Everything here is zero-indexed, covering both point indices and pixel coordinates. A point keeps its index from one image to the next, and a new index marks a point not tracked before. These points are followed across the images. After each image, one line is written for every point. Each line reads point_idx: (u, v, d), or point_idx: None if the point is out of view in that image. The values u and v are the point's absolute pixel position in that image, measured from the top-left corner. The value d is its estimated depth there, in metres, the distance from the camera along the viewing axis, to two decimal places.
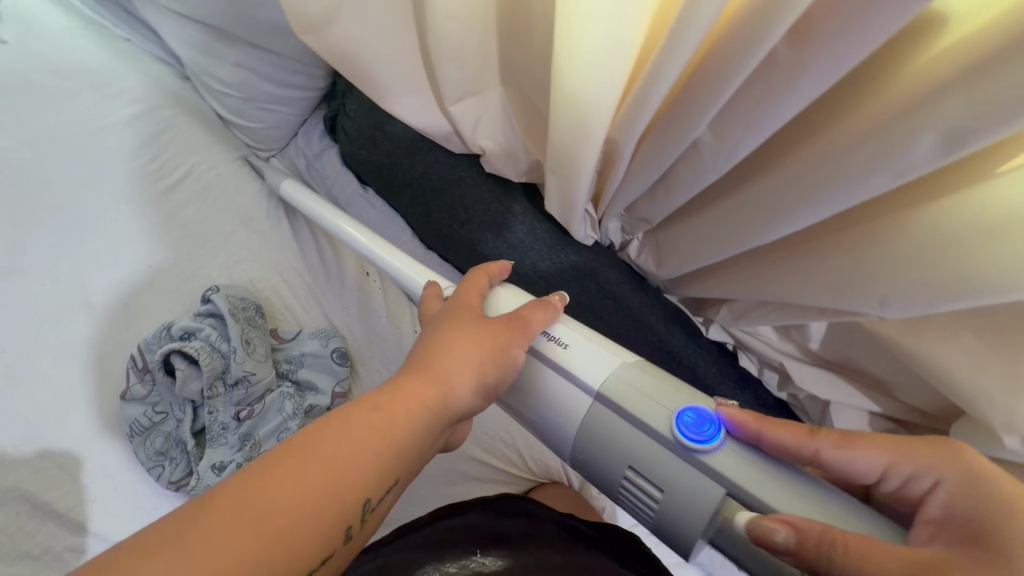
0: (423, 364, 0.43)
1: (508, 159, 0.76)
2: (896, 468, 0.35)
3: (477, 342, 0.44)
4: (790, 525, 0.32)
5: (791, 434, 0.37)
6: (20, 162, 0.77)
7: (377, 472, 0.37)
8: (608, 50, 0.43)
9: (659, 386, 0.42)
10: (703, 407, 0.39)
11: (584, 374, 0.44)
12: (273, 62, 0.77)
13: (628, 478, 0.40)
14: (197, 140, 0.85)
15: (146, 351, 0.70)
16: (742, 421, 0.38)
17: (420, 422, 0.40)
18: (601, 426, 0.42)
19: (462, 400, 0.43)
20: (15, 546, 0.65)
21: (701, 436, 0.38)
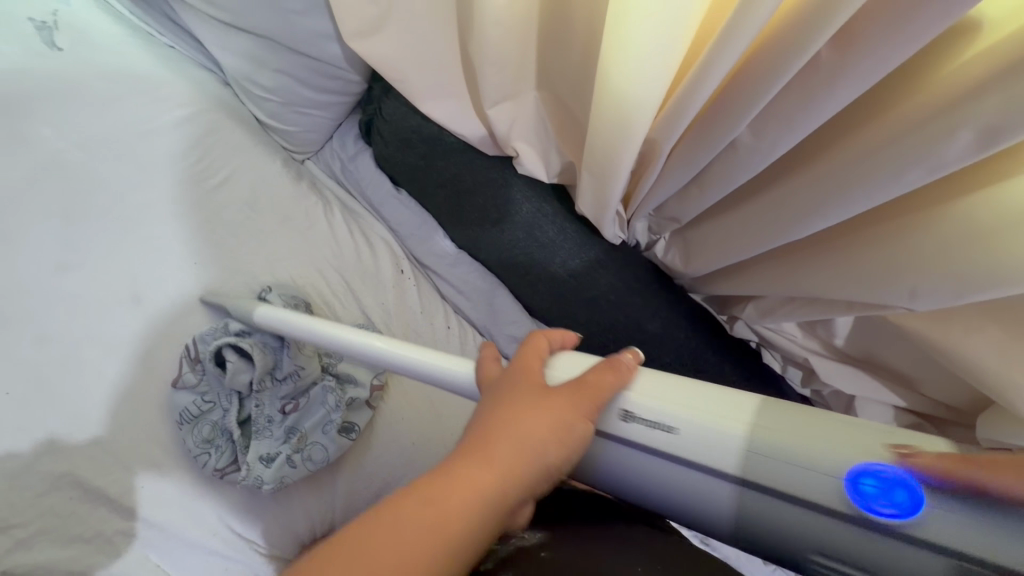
0: (482, 442, 0.41)
1: (539, 158, 0.78)
2: None
3: (540, 417, 0.42)
4: None
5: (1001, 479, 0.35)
6: (72, 162, 0.80)
7: (444, 562, 0.37)
8: (655, 53, 0.46)
9: (807, 439, 0.39)
10: (882, 466, 0.37)
11: (709, 451, 0.41)
12: (314, 68, 0.81)
13: (817, 561, 0.39)
14: (239, 142, 0.89)
15: (200, 342, 0.73)
16: (931, 469, 0.36)
17: (475, 515, 0.38)
18: (754, 509, 0.40)
19: (528, 480, 0.41)
20: (68, 529, 0.69)
21: (894, 506, 0.36)
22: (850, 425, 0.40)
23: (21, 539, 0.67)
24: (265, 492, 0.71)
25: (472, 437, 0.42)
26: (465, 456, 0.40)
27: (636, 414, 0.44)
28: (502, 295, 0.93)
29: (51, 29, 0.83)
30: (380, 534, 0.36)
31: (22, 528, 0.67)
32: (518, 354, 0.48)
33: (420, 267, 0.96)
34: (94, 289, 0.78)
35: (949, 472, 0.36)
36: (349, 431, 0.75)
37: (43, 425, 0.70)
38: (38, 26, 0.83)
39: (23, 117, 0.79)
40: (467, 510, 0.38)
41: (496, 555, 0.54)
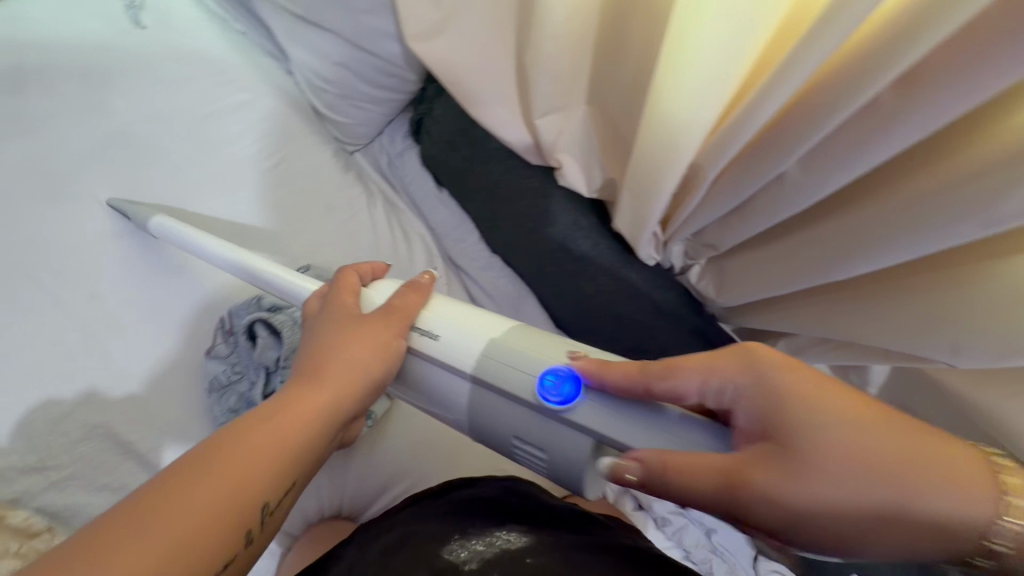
0: (310, 375, 0.50)
1: (582, 171, 0.78)
2: (686, 385, 0.40)
3: (362, 341, 0.51)
4: (638, 461, 0.39)
5: (614, 374, 0.43)
6: (142, 135, 0.86)
7: (279, 472, 0.44)
8: (711, 79, 0.46)
9: (532, 341, 0.49)
10: (558, 367, 0.47)
11: (456, 356, 0.51)
12: (372, 64, 0.85)
13: (517, 443, 0.49)
14: (294, 129, 0.93)
15: (234, 316, 0.77)
16: (588, 373, 0.44)
17: (312, 426, 0.47)
18: (482, 405, 0.50)
19: (347, 405, 0.50)
20: (96, 477, 0.73)
21: (562, 396, 0.45)
22: (564, 342, 0.50)
23: (54, 481, 0.71)
24: None
25: (301, 374, 0.50)
26: (303, 383, 0.49)
27: (425, 329, 0.53)
28: (529, 303, 0.95)
29: (138, 8, 0.89)
30: (220, 461, 0.41)
31: (57, 470, 0.72)
32: (328, 293, 0.57)
33: (453, 266, 0.97)
34: (147, 256, 0.83)
35: (597, 377, 0.44)
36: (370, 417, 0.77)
37: (87, 375, 0.75)
38: (126, 5, 0.89)
39: (103, 89, 0.85)
40: (298, 435, 0.46)
41: (481, 555, 0.56)
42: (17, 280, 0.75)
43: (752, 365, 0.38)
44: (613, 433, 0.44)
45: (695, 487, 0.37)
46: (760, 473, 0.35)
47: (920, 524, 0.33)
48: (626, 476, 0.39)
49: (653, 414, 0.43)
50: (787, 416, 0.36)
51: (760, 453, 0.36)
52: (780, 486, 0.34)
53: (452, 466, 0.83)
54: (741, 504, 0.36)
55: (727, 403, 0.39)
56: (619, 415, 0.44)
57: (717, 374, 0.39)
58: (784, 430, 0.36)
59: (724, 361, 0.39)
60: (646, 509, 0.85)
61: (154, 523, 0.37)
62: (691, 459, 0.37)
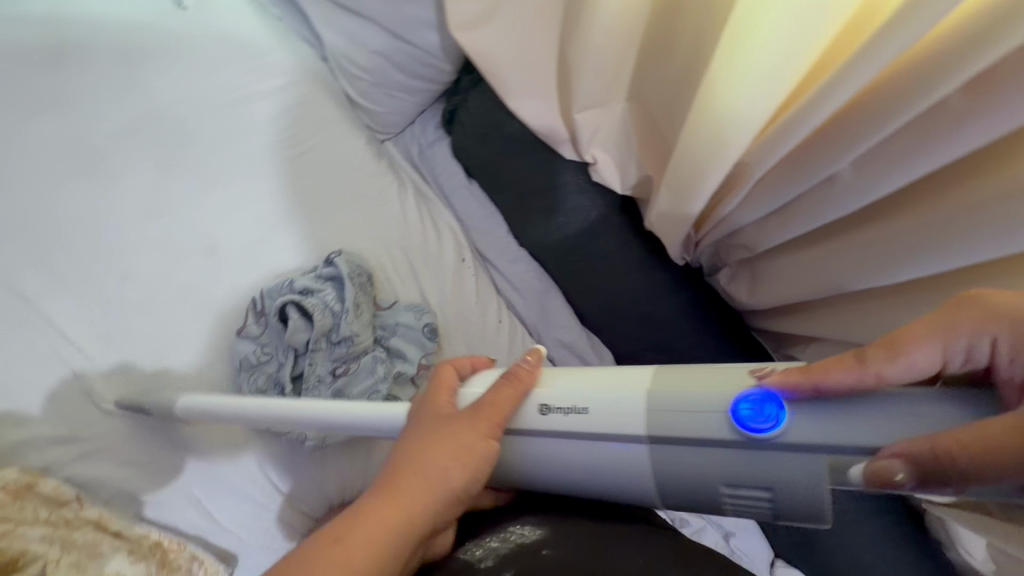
0: (383, 488, 0.44)
1: (617, 168, 0.77)
2: (922, 362, 0.39)
3: (456, 445, 0.46)
4: (903, 457, 0.38)
5: (839, 377, 0.40)
6: (180, 115, 0.87)
7: None
8: (772, 73, 0.46)
9: (691, 377, 0.46)
10: (750, 391, 0.43)
11: (621, 416, 0.46)
12: (410, 53, 0.86)
13: (729, 496, 0.44)
14: (329, 116, 0.94)
15: (267, 297, 0.78)
16: (797, 385, 0.41)
17: (383, 548, 0.41)
18: (667, 464, 0.45)
19: (427, 518, 0.43)
20: (123, 451, 0.74)
21: (769, 418, 0.42)
22: (727, 368, 0.46)
23: (85, 451, 0.72)
24: (309, 446, 0.77)
25: (380, 480, 0.45)
26: (375, 497, 0.43)
27: (552, 406, 0.49)
28: (555, 299, 0.94)
29: None
30: None
31: (88, 442, 0.73)
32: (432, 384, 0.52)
33: (480, 259, 0.96)
34: (179, 235, 0.83)
35: (815, 383, 0.40)
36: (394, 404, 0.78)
37: (120, 349, 0.77)
38: None
39: (144, 68, 0.87)
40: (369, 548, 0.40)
41: (497, 552, 0.53)
42: (54, 253, 0.77)
43: (999, 315, 0.38)
44: (840, 441, 0.40)
45: (1000, 460, 0.35)
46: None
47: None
48: (892, 476, 0.38)
49: (887, 398, 0.40)
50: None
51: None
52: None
53: None
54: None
55: (982, 360, 0.39)
56: (850, 420, 0.40)
57: (959, 335, 0.39)
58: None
59: (965, 317, 0.39)
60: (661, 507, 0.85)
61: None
62: (975, 435, 0.36)
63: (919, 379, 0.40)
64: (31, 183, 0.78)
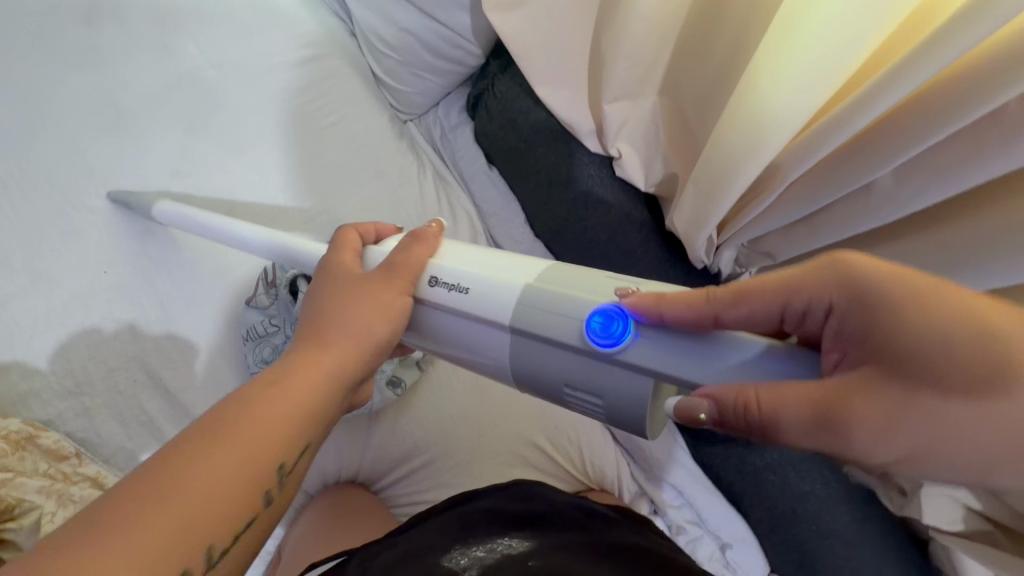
0: (314, 340, 0.44)
1: (642, 164, 0.76)
2: (759, 311, 0.34)
3: (369, 304, 0.45)
4: (711, 398, 0.33)
5: (671, 306, 0.36)
6: (206, 79, 0.87)
7: (290, 441, 0.40)
8: (818, 70, 0.45)
9: (575, 278, 0.42)
10: (608, 307, 0.39)
11: (485, 301, 0.44)
12: (441, 34, 0.85)
13: (571, 394, 0.42)
14: (353, 91, 0.93)
15: (277, 268, 0.76)
16: (641, 307, 0.38)
17: (323, 390, 0.42)
18: (527, 359, 0.43)
19: (358, 365, 0.45)
20: (127, 408, 0.74)
21: (612, 337, 0.39)
22: (610, 277, 0.42)
23: (88, 407, 0.73)
24: None
25: (304, 338, 0.44)
26: (308, 347, 0.44)
27: (442, 278, 0.46)
28: None
29: None
30: (222, 437, 0.37)
31: (92, 398, 0.73)
32: (337, 247, 0.50)
33: (495, 248, 0.95)
34: (196, 199, 0.83)
35: (654, 309, 0.37)
36: (396, 386, 0.79)
37: (131, 309, 0.77)
38: None
39: (172, 29, 0.86)
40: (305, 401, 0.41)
41: (482, 562, 0.54)
42: (72, 211, 0.78)
43: (849, 279, 0.31)
44: (674, 370, 0.37)
45: (777, 427, 0.31)
46: (857, 404, 0.29)
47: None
48: (697, 415, 0.34)
49: (718, 339, 0.37)
50: (897, 335, 0.29)
51: (860, 379, 0.30)
52: (883, 418, 0.29)
53: (473, 446, 0.82)
54: (835, 441, 0.30)
55: (818, 325, 0.33)
56: (680, 349, 0.37)
57: (799, 292, 0.33)
58: (891, 352, 0.30)
59: (811, 275, 0.32)
60: (661, 514, 0.84)
61: (167, 494, 0.34)
62: (776, 393, 0.32)
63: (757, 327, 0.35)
64: (55, 140, 0.79)
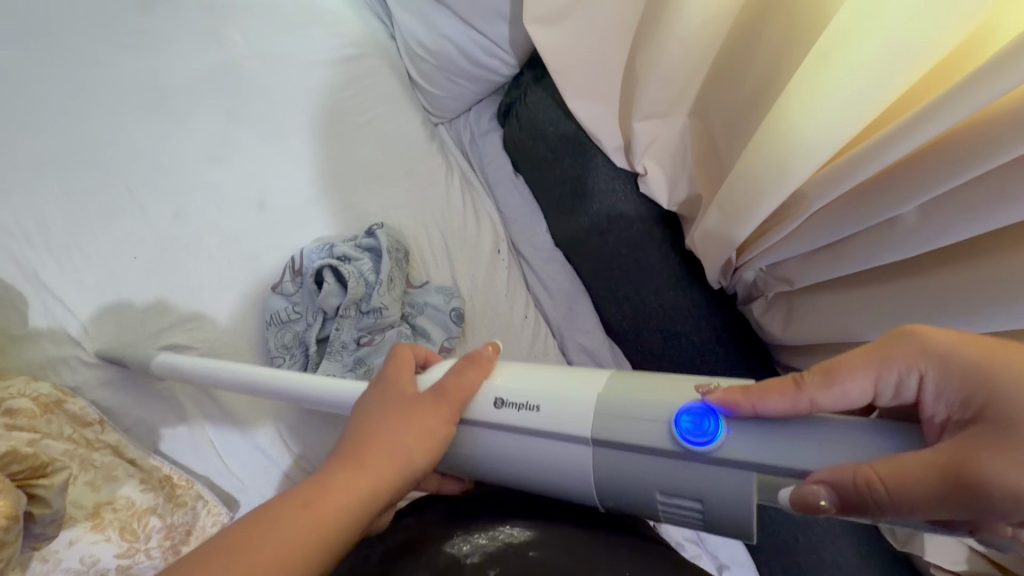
0: (351, 455, 0.44)
1: (668, 182, 0.77)
2: (853, 388, 0.37)
3: (415, 429, 0.46)
4: (827, 483, 0.36)
5: (769, 398, 0.38)
6: (251, 71, 0.91)
7: (304, 568, 0.39)
8: (848, 104, 0.46)
9: (650, 386, 0.44)
10: (690, 405, 0.42)
11: (559, 413, 0.45)
12: (478, 42, 0.89)
13: (664, 504, 0.43)
14: (389, 92, 0.97)
15: (306, 258, 0.80)
16: (736, 404, 0.40)
17: (351, 511, 0.41)
18: (615, 471, 0.44)
19: (392, 489, 0.44)
20: (147, 383, 0.76)
21: (703, 434, 0.41)
22: (680, 378, 0.45)
23: (112, 377, 0.75)
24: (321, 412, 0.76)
25: (343, 451, 0.44)
26: (343, 462, 0.43)
27: (507, 399, 0.47)
28: (583, 304, 0.93)
29: None
30: (237, 556, 0.38)
31: (117, 368, 0.75)
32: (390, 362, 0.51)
33: (516, 254, 0.96)
34: (231, 184, 0.86)
35: (750, 404, 0.39)
36: None
37: (162, 286, 0.79)
38: None
39: (225, 23, 0.92)
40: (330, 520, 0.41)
41: (485, 549, 0.48)
42: (114, 189, 0.81)
43: (920, 349, 0.37)
44: (772, 462, 0.40)
45: (912, 497, 0.33)
46: (987, 458, 0.32)
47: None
48: (817, 502, 0.35)
49: (812, 423, 0.39)
50: (998, 391, 0.33)
51: (976, 434, 0.33)
52: (1019, 475, 0.31)
53: None
54: (976, 504, 0.31)
55: (911, 396, 0.37)
56: (782, 440, 0.39)
57: (887, 368, 0.37)
58: (999, 406, 0.33)
59: (898, 352, 0.37)
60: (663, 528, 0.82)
61: None
62: (899, 466, 0.34)
63: (852, 408, 0.38)
64: (105, 122, 0.84)
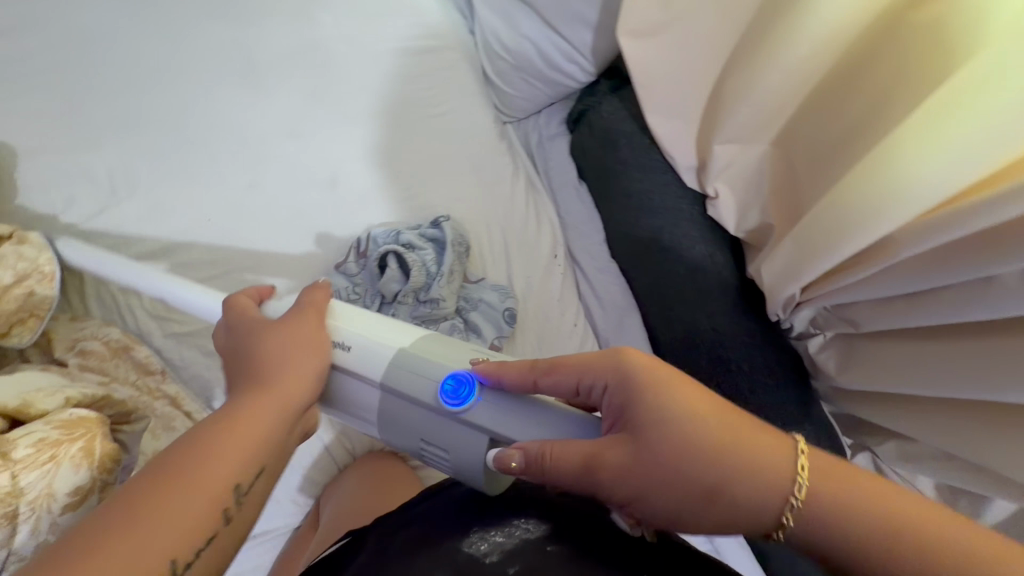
0: (252, 377, 0.47)
1: (736, 208, 0.76)
2: (561, 380, 0.44)
3: (306, 348, 0.49)
4: (523, 450, 0.43)
5: (505, 373, 0.46)
6: (336, 52, 0.93)
7: (243, 468, 0.42)
8: (979, 148, 0.45)
9: (436, 346, 0.50)
10: (460, 372, 0.48)
11: (361, 362, 0.50)
12: (558, 45, 0.90)
13: (424, 448, 0.50)
14: (465, 86, 0.98)
15: (372, 240, 0.81)
16: (489, 375, 0.47)
17: (270, 417, 0.45)
18: (389, 414, 0.50)
19: (303, 396, 0.48)
20: (205, 344, 0.78)
21: (460, 398, 0.47)
22: (471, 348, 0.51)
23: (175, 333, 0.78)
24: None
25: (244, 381, 0.47)
26: (249, 385, 0.46)
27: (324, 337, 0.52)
28: (632, 319, 0.92)
29: None
30: (175, 475, 0.40)
31: (180, 325, 0.78)
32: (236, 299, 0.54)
33: (570, 260, 0.96)
34: (305, 159, 0.88)
35: (495, 376, 0.46)
36: None
37: (229, 252, 0.82)
38: None
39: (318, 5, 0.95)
40: (254, 435, 0.44)
41: (503, 549, 0.45)
42: (198, 152, 0.85)
43: (618, 365, 0.42)
44: (505, 430, 0.46)
45: (560, 472, 0.41)
46: (612, 456, 0.40)
47: (735, 510, 0.38)
48: (509, 465, 0.43)
49: (535, 405, 0.46)
50: (638, 409, 0.40)
51: (617, 440, 0.40)
52: (625, 466, 0.39)
53: None
54: (601, 482, 0.40)
55: (596, 398, 0.43)
56: (512, 409, 0.46)
57: (588, 373, 0.43)
58: (636, 423, 0.40)
59: (597, 366, 0.43)
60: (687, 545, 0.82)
61: (122, 526, 0.37)
62: (562, 446, 0.41)
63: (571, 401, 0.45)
64: (196, 88, 0.87)
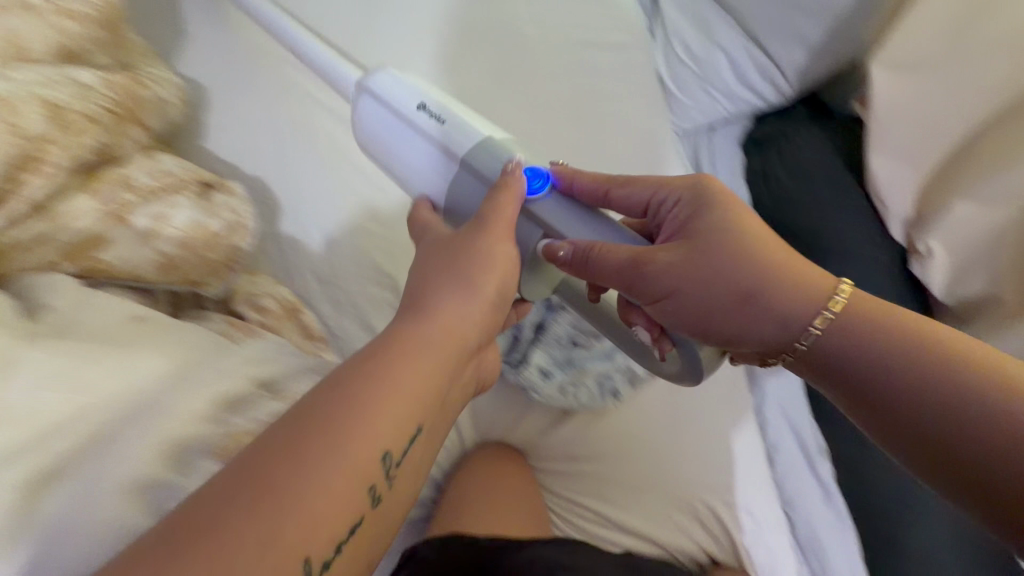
0: (404, 333, 0.48)
1: (965, 273, 0.75)
2: (631, 191, 0.57)
3: (456, 305, 0.51)
4: (571, 244, 0.54)
5: (579, 179, 0.58)
6: (528, 36, 0.89)
7: (393, 439, 0.42)
8: None
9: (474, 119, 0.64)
10: (538, 167, 0.58)
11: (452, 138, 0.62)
12: (756, 59, 0.90)
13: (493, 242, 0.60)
14: (647, 89, 0.93)
15: None
16: (561, 175, 0.58)
17: (423, 381, 0.46)
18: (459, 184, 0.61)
19: (452, 359, 0.49)
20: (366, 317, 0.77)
21: (531, 187, 0.58)
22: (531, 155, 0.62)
23: (338, 302, 0.76)
24: (533, 399, 0.80)
25: (390, 333, 0.49)
26: (398, 340, 0.47)
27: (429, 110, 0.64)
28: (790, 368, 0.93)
29: None
30: (324, 433, 0.40)
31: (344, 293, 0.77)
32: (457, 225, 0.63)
33: None
34: None
35: (568, 180, 0.58)
36: (615, 398, 0.81)
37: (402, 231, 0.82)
38: None
39: None
40: (406, 403, 0.44)
41: None
42: None
43: (700, 184, 0.55)
44: (558, 219, 0.57)
45: (611, 261, 0.52)
46: (661, 256, 0.52)
47: (767, 309, 0.50)
48: (555, 251, 0.55)
49: (595, 214, 0.57)
50: (703, 221, 0.52)
51: (681, 246, 0.52)
52: (677, 264, 0.51)
53: (653, 479, 0.80)
54: (647, 274, 0.52)
55: (664, 211, 0.56)
56: (568, 207, 0.57)
57: (666, 191, 0.56)
58: (693, 231, 0.53)
59: (674, 183, 0.56)
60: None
61: (281, 493, 0.37)
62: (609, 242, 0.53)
63: (633, 211, 0.58)
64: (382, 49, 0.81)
